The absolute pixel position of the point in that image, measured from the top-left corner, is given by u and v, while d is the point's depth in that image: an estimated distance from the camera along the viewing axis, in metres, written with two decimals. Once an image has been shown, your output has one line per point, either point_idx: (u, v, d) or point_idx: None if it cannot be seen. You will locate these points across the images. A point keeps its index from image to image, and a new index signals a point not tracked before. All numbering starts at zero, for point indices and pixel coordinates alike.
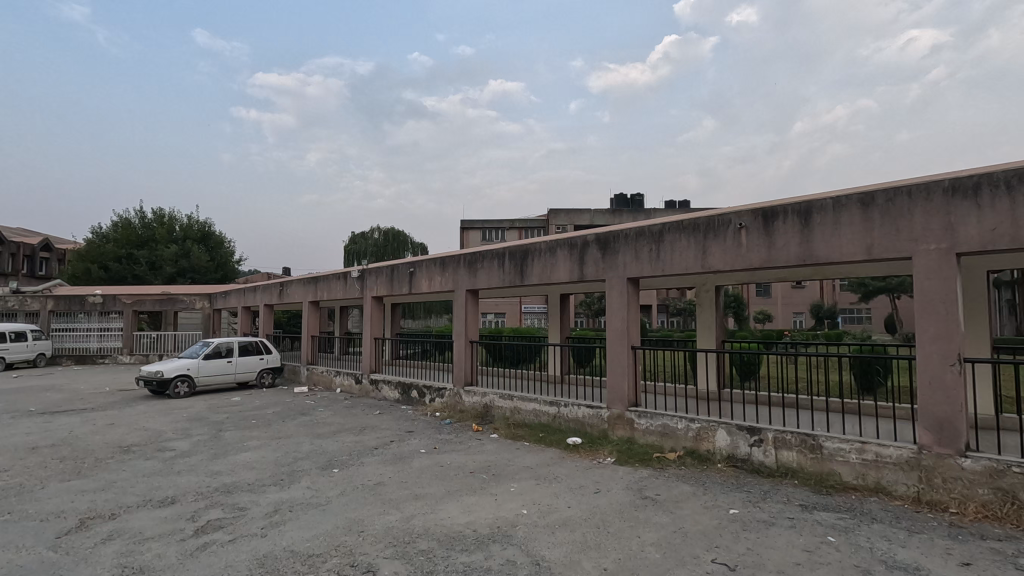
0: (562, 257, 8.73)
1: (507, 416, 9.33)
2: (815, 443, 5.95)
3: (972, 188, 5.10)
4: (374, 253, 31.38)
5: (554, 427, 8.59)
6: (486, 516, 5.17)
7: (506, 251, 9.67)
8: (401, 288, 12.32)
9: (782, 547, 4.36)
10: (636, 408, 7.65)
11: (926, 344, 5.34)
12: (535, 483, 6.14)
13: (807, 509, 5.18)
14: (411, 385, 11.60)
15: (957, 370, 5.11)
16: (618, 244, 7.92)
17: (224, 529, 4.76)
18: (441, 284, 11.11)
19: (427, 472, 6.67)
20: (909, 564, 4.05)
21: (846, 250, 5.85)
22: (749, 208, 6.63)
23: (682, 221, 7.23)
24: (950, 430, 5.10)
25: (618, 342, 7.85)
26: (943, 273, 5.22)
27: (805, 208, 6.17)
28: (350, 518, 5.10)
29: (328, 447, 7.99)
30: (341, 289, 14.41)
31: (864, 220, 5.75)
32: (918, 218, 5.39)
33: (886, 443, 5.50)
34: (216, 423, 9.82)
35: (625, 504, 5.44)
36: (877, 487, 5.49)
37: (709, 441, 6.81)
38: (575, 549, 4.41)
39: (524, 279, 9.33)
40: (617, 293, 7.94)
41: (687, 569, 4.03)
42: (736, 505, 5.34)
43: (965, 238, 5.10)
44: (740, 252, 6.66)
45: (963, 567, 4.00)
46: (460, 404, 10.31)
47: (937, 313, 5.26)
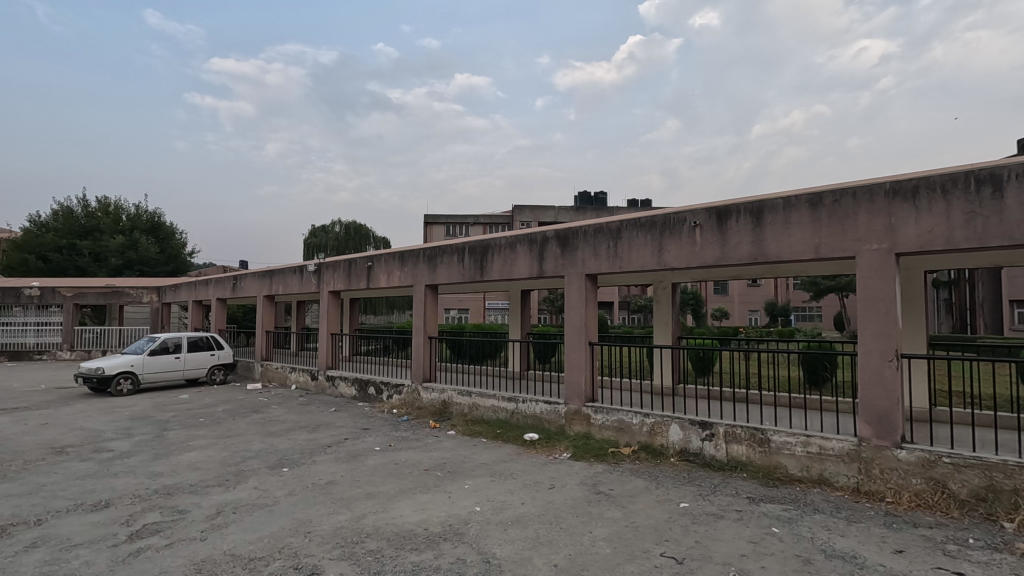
0: (521, 253, 8.70)
1: (465, 413, 9.26)
2: (763, 437, 6.11)
3: (911, 191, 5.31)
4: (335, 247, 30.72)
5: (512, 423, 8.58)
6: (439, 514, 5.10)
7: (466, 247, 9.58)
8: (359, 283, 12.06)
9: (729, 540, 4.46)
10: (593, 404, 7.71)
11: (868, 340, 5.53)
12: (490, 480, 6.11)
13: (754, 502, 5.31)
14: (369, 382, 11.39)
15: (895, 366, 5.33)
16: (577, 240, 7.94)
17: (161, 533, 4.54)
18: (400, 279, 10.92)
19: (382, 470, 6.55)
20: (846, 553, 4.19)
21: (795, 249, 6.01)
22: (704, 207, 6.75)
23: (640, 219, 7.30)
24: (888, 423, 5.32)
25: (576, 339, 7.88)
26: (884, 272, 5.43)
27: (757, 208, 6.31)
28: (298, 519, 4.95)
29: (279, 446, 7.76)
30: (298, 283, 14.01)
31: (812, 220, 5.92)
32: (862, 219, 5.58)
33: (829, 436, 5.69)
34: (160, 422, 9.41)
35: (579, 499, 5.47)
36: (821, 479, 5.69)
37: (663, 436, 6.92)
38: (526, 546, 4.39)
39: (484, 275, 9.26)
40: (576, 289, 7.97)
41: (636, 564, 4.06)
42: (687, 498, 5.44)
43: (905, 239, 5.31)
44: (695, 250, 6.77)
45: (897, 554, 4.16)
46: (418, 400, 10.17)
47: (878, 311, 5.46)
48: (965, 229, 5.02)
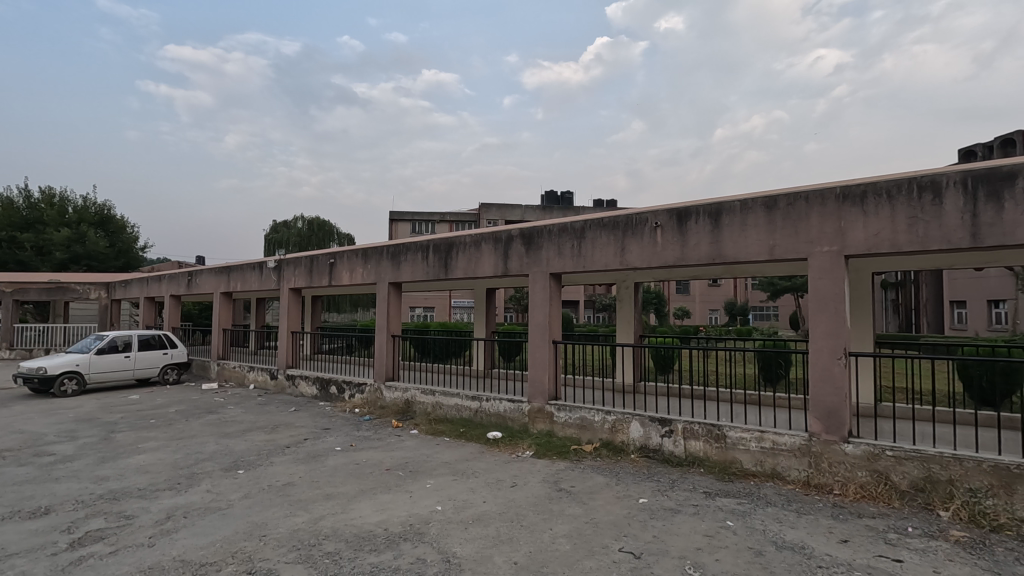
0: (486, 251, 8.69)
1: (428, 412, 9.19)
2: (719, 433, 6.28)
3: (859, 196, 5.54)
4: (296, 242, 30.03)
5: (476, 422, 8.56)
6: (399, 514, 5.05)
7: (430, 244, 9.50)
8: (321, 281, 11.81)
9: (686, 534, 4.56)
10: (556, 401, 7.77)
11: (818, 339, 5.75)
12: (452, 479, 6.08)
13: (710, 496, 5.45)
14: (330, 381, 11.17)
15: (843, 363, 5.56)
16: (542, 239, 7.97)
17: (105, 540, 4.35)
18: (363, 277, 10.75)
19: (342, 470, 6.44)
20: (795, 544, 4.35)
21: (751, 250, 6.18)
22: (665, 208, 6.88)
23: (603, 219, 7.39)
24: (836, 418, 5.54)
25: (540, 337, 7.92)
26: (834, 273, 5.65)
27: (716, 210, 6.47)
28: (253, 522, 4.82)
29: (235, 447, 7.52)
30: (257, 280, 13.63)
31: (767, 223, 6.10)
32: (814, 222, 5.79)
33: (782, 432, 5.89)
34: (107, 424, 8.99)
35: (540, 497, 5.50)
36: (774, 473, 5.88)
37: (624, 432, 7.03)
38: (487, 544, 4.39)
39: (448, 273, 9.21)
40: (540, 288, 8.01)
41: (595, 559, 4.12)
42: (646, 494, 5.54)
43: (853, 241, 5.54)
44: (656, 250, 6.89)
45: (842, 543, 4.34)
46: (381, 400, 10.04)
47: (828, 311, 5.68)
48: (909, 233, 5.26)
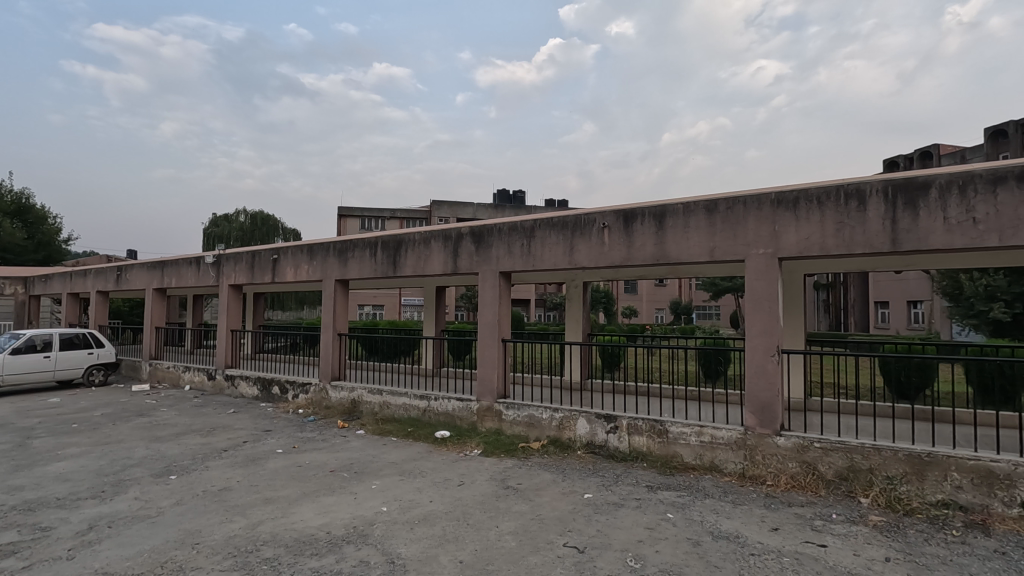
0: (436, 249, 8.61)
1: (375, 412, 9.02)
2: (662, 428, 6.48)
3: (792, 202, 5.84)
4: (238, 237, 28.76)
5: (424, 421, 8.47)
6: (343, 516, 4.94)
7: (379, 241, 9.33)
8: (264, 277, 11.38)
9: (628, 527, 4.68)
10: (504, 400, 7.80)
11: (754, 337, 6.01)
12: (398, 479, 6.00)
13: (652, 490, 5.62)
14: (272, 381, 10.79)
15: (776, 360, 5.85)
16: (491, 238, 7.98)
17: (18, 554, 4.04)
18: (309, 273, 10.43)
19: (283, 474, 6.23)
20: (730, 533, 4.54)
21: (693, 251, 6.40)
22: (612, 209, 7.02)
23: (552, 218, 7.46)
24: (769, 412, 5.83)
25: (489, 336, 7.92)
26: (768, 275, 5.94)
27: (660, 212, 6.66)
28: (185, 529, 4.60)
29: (167, 452, 7.15)
30: (194, 276, 12.99)
31: (708, 225, 6.33)
32: (751, 225, 6.06)
33: (720, 426, 6.15)
34: (22, 430, 8.35)
35: (487, 495, 5.51)
36: (712, 466, 6.13)
37: (571, 429, 7.14)
38: (432, 544, 4.36)
39: (397, 270, 9.07)
40: (490, 286, 8.01)
41: (540, 555, 4.17)
42: (591, 489, 5.65)
43: (786, 245, 5.84)
44: (603, 250, 7.03)
45: (773, 531, 4.57)
46: (326, 400, 9.78)
47: (763, 311, 5.96)
48: (836, 237, 5.58)
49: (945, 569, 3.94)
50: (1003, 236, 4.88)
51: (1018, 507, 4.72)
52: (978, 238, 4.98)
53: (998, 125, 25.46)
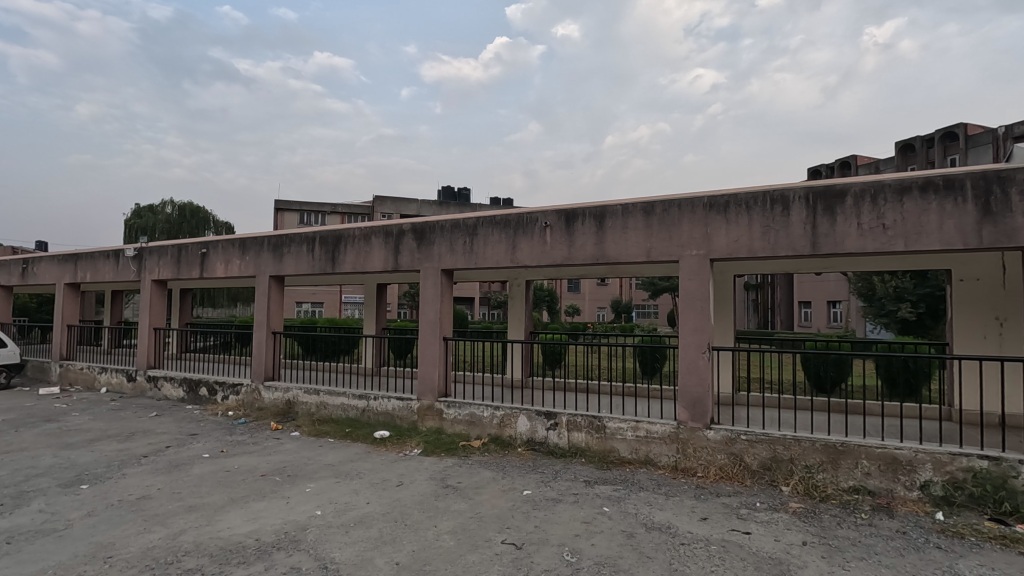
0: (376, 245, 8.42)
1: (312, 413, 8.74)
2: (599, 424, 6.64)
3: (723, 205, 6.11)
4: (163, 229, 27.06)
5: (363, 421, 8.28)
6: (273, 522, 4.75)
7: (316, 236, 9.03)
8: (191, 272, 10.76)
9: (565, 522, 4.76)
10: (445, 399, 7.74)
11: (687, 334, 6.24)
12: (334, 481, 5.84)
13: (589, 484, 5.74)
14: (200, 382, 10.23)
15: (707, 357, 6.10)
16: (434, 235, 7.90)
17: None
18: (241, 269, 9.95)
19: (209, 479, 5.92)
20: (662, 524, 4.71)
21: (631, 251, 6.57)
22: (554, 209, 7.10)
23: (494, 217, 7.47)
24: (700, 407, 6.08)
25: (431, 334, 7.84)
26: (701, 275, 6.19)
27: (600, 212, 6.81)
28: (98, 542, 4.28)
29: (78, 460, 6.63)
30: (112, 270, 12.11)
31: (645, 226, 6.52)
32: (685, 227, 6.29)
33: (654, 421, 6.35)
34: None
35: (427, 494, 5.45)
36: (647, 459, 6.33)
37: (511, 427, 7.19)
38: (368, 546, 4.26)
39: (335, 267, 8.81)
40: (431, 284, 7.91)
41: (478, 553, 4.17)
42: (530, 485, 5.71)
43: (717, 247, 6.11)
44: (545, 249, 7.10)
45: (702, 521, 4.78)
46: (259, 401, 9.37)
47: (696, 310, 6.20)
48: (763, 240, 5.89)
49: (854, 550, 4.24)
50: (908, 241, 5.30)
51: (918, 490, 5.15)
52: (887, 242, 5.38)
53: (907, 139, 27.67)
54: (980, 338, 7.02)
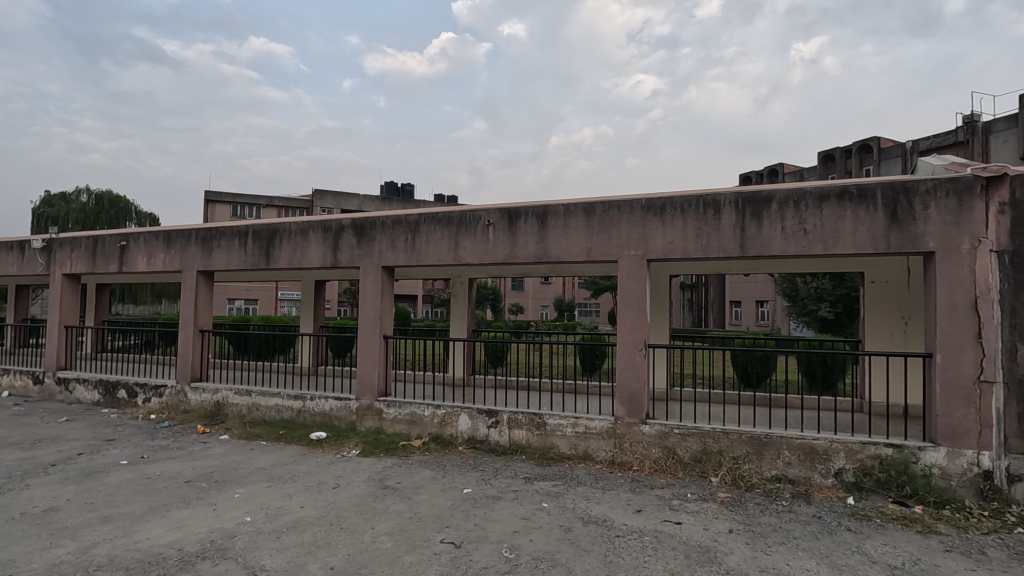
0: (314, 240, 8.15)
1: (243, 415, 8.35)
2: (540, 421, 6.72)
3: (660, 208, 6.32)
4: (78, 219, 25.10)
5: (298, 423, 8.00)
6: (197, 530, 4.51)
7: (249, 230, 8.63)
8: (109, 266, 10.02)
9: (504, 519, 4.79)
10: (385, 398, 7.60)
11: (625, 332, 6.41)
12: (265, 486, 5.61)
13: (529, 481, 5.80)
14: (118, 384, 9.56)
15: (644, 354, 6.30)
16: (374, 231, 7.73)
17: None
18: (166, 264, 9.36)
19: (127, 488, 5.54)
20: (599, 518, 4.82)
21: (572, 251, 6.68)
22: (497, 207, 7.11)
23: (437, 214, 7.40)
24: (637, 403, 6.27)
25: (370, 332, 7.67)
26: (638, 275, 6.38)
27: (542, 212, 6.88)
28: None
29: None
30: (16, 263, 11.10)
31: (586, 226, 6.65)
32: (623, 228, 6.46)
33: (593, 417, 6.50)
34: None
35: (364, 496, 5.34)
36: (585, 455, 6.46)
37: (452, 425, 7.16)
38: (301, 552, 4.13)
39: (270, 262, 8.46)
40: (372, 281, 7.74)
41: (416, 554, 4.12)
42: (470, 484, 5.70)
43: (654, 248, 6.31)
44: (487, 247, 7.10)
45: (636, 513, 4.93)
46: (184, 403, 8.86)
47: (634, 308, 6.38)
48: (696, 242, 6.14)
49: (774, 535, 4.51)
50: (826, 245, 5.67)
51: (832, 477, 5.53)
52: (807, 246, 5.74)
53: (828, 150, 29.63)
54: (888, 336, 7.63)
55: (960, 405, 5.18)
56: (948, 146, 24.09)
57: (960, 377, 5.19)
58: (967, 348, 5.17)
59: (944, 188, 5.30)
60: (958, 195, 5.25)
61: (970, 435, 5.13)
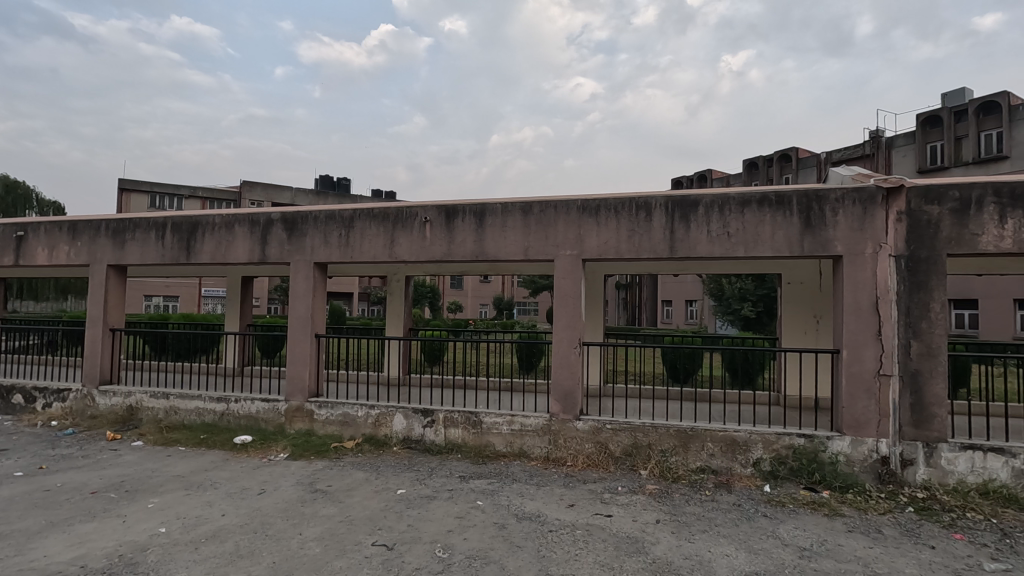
0: (240, 234, 7.75)
1: (159, 419, 7.82)
2: (476, 419, 6.72)
3: (595, 209, 6.47)
4: None
5: (221, 426, 7.58)
6: (104, 544, 4.18)
7: (168, 222, 8.09)
8: (2, 259, 9.08)
9: (438, 518, 4.75)
10: (316, 399, 7.34)
11: (560, 330, 6.51)
12: (183, 494, 5.28)
13: (464, 479, 5.78)
14: (13, 388, 8.69)
15: (578, 352, 6.43)
16: (306, 226, 7.45)
17: None
18: (70, 257, 8.60)
19: (21, 502, 5.06)
20: (533, 513, 4.88)
21: (509, 249, 6.71)
22: (434, 204, 7.04)
23: (372, 209, 7.23)
24: (571, 400, 6.40)
25: (301, 330, 7.38)
26: (573, 274, 6.51)
27: (480, 210, 6.88)
28: None
29: None
30: None
31: (523, 225, 6.70)
32: (560, 227, 6.57)
33: (528, 414, 6.57)
34: None
35: (292, 501, 5.14)
36: (520, 452, 6.52)
37: (387, 426, 7.02)
38: (221, 562, 3.92)
39: (191, 257, 7.96)
40: (303, 277, 7.44)
41: (346, 558, 4.01)
42: (404, 484, 5.61)
43: (589, 248, 6.46)
44: (424, 245, 7.02)
45: (569, 508, 5.03)
46: (91, 408, 8.19)
47: (569, 307, 6.50)
48: (629, 242, 6.34)
49: (698, 524, 4.73)
50: (747, 248, 6.01)
51: (750, 467, 5.87)
52: (731, 248, 6.06)
53: (752, 158, 31.39)
54: (802, 333, 8.17)
55: (863, 396, 5.64)
56: (856, 158, 26.13)
57: (862, 371, 5.65)
58: (868, 344, 5.64)
59: (851, 198, 5.74)
60: (863, 204, 5.71)
61: (871, 424, 5.59)
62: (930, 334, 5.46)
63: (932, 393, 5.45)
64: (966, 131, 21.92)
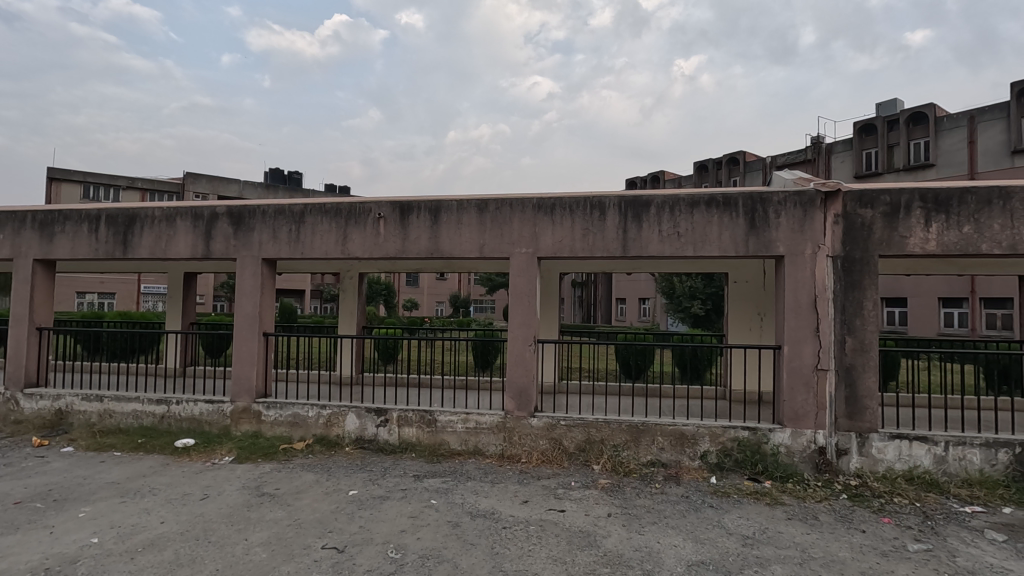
0: (182, 229, 7.39)
1: (92, 424, 7.38)
2: (430, 418, 6.66)
3: (550, 207, 6.52)
4: None
5: (161, 430, 7.22)
6: (28, 558, 3.91)
7: (102, 214, 7.64)
8: None
9: (391, 518, 4.69)
10: (264, 399, 7.10)
11: (515, 328, 6.53)
12: (117, 502, 5.00)
13: (419, 478, 5.73)
14: None
15: (533, 349, 6.47)
16: (253, 220, 7.18)
17: None
18: None
19: None
20: (487, 511, 4.89)
21: (464, 247, 6.68)
22: (388, 200, 6.92)
23: (323, 204, 7.05)
24: (525, 397, 6.44)
25: (248, 329, 7.12)
26: (528, 272, 6.54)
27: (435, 207, 6.81)
28: None
29: None
30: None
31: (478, 223, 6.68)
32: (515, 225, 6.59)
33: (483, 412, 6.58)
34: None
35: (237, 505, 4.96)
36: (475, 450, 6.51)
37: (339, 426, 6.87)
38: (160, 572, 3.74)
39: (127, 251, 7.54)
40: (250, 274, 7.17)
41: (293, 563, 3.89)
42: (356, 485, 5.50)
43: (544, 246, 6.50)
44: (378, 241, 6.89)
45: (523, 504, 5.07)
46: (16, 413, 7.65)
47: (524, 304, 6.53)
48: (583, 241, 6.42)
49: (648, 516, 4.85)
50: (696, 247, 6.19)
51: (698, 459, 6.06)
52: (681, 248, 6.22)
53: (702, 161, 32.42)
54: (746, 331, 8.50)
55: (802, 390, 5.91)
56: (798, 163, 27.39)
57: (802, 366, 5.92)
58: (808, 340, 5.91)
59: (792, 201, 6.01)
60: (803, 207, 5.99)
61: (809, 416, 5.87)
62: (864, 330, 5.78)
63: (864, 386, 5.78)
64: (897, 140, 23.34)
